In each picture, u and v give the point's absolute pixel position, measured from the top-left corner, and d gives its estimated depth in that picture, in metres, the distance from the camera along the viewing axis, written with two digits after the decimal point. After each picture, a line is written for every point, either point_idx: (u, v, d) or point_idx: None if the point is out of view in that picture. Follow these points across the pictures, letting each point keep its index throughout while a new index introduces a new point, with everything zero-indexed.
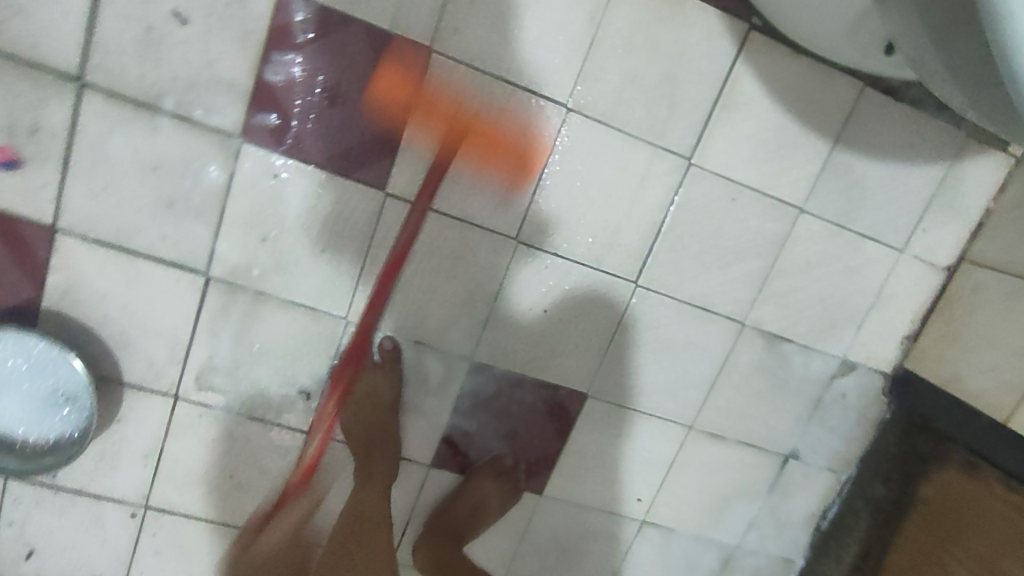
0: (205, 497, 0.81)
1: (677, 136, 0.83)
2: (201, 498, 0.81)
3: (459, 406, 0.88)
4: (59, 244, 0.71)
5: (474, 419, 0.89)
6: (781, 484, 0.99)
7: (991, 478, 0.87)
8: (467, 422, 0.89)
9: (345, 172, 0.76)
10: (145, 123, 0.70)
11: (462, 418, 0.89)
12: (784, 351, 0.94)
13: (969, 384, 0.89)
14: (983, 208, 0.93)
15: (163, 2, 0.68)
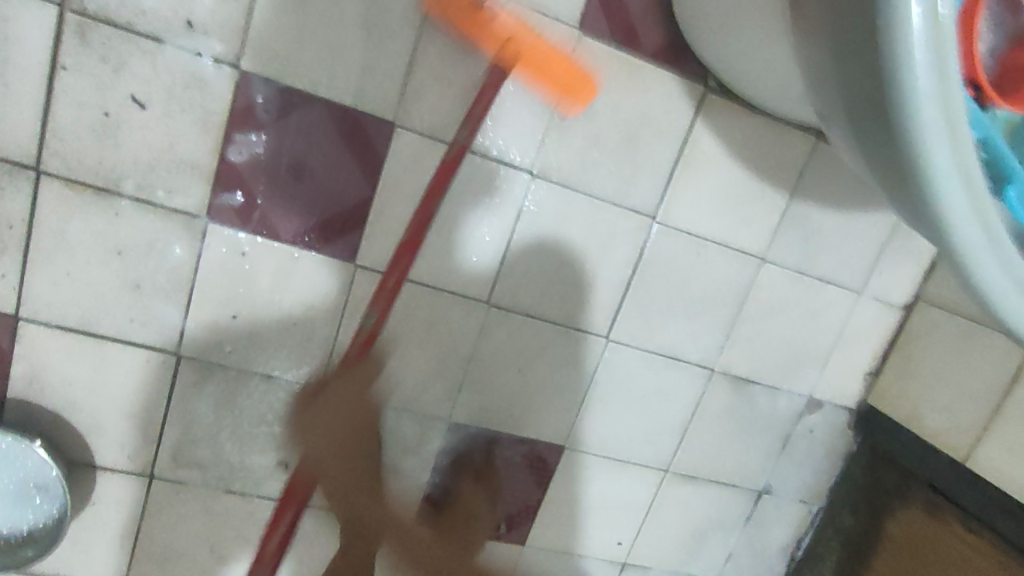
0: (192, 547, 0.87)
1: (641, 194, 0.84)
2: (188, 548, 0.87)
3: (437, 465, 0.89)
4: (22, 332, 0.75)
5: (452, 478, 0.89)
6: (755, 518, 1.03)
7: (952, 517, 0.90)
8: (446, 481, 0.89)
9: (311, 245, 0.78)
10: (106, 207, 0.73)
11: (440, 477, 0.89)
12: (754, 394, 0.96)
13: (927, 423, 0.93)
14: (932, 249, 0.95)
15: (120, 88, 0.70)
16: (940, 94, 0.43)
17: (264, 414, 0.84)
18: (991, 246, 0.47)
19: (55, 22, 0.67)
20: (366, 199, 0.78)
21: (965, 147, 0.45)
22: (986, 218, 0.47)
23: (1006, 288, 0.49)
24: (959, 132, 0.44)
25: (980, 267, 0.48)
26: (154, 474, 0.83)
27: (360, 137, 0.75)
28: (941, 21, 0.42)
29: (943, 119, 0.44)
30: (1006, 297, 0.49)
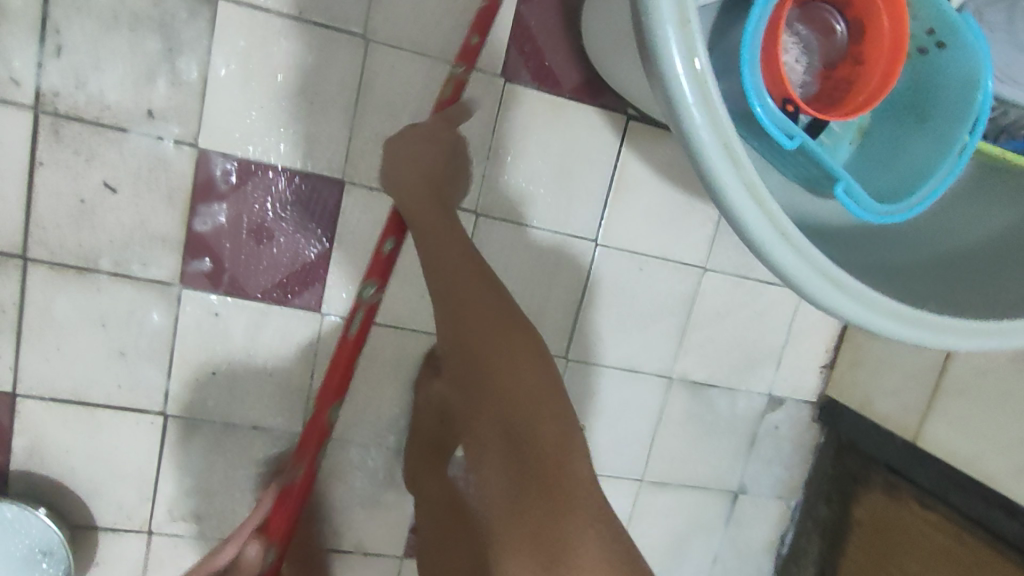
0: None
1: (580, 221, 0.91)
2: None
3: None
4: (20, 408, 0.82)
5: None
6: (734, 517, 1.07)
7: (909, 496, 0.93)
8: None
9: (278, 300, 0.85)
10: (88, 285, 0.80)
11: None
12: (715, 397, 1.02)
13: (877, 409, 0.97)
14: None
15: (92, 176, 0.77)
16: (713, 128, 0.47)
17: (251, 464, 0.89)
18: (795, 250, 0.51)
19: (30, 126, 0.75)
20: (325, 252, 0.84)
21: (745, 163, 0.48)
22: (788, 228, 0.50)
23: (825, 286, 0.52)
24: (736, 150, 0.48)
25: (790, 270, 0.51)
26: (153, 531, 0.88)
27: (313, 197, 0.83)
28: (695, 56, 0.46)
29: (717, 141, 0.47)
30: (826, 293, 0.52)
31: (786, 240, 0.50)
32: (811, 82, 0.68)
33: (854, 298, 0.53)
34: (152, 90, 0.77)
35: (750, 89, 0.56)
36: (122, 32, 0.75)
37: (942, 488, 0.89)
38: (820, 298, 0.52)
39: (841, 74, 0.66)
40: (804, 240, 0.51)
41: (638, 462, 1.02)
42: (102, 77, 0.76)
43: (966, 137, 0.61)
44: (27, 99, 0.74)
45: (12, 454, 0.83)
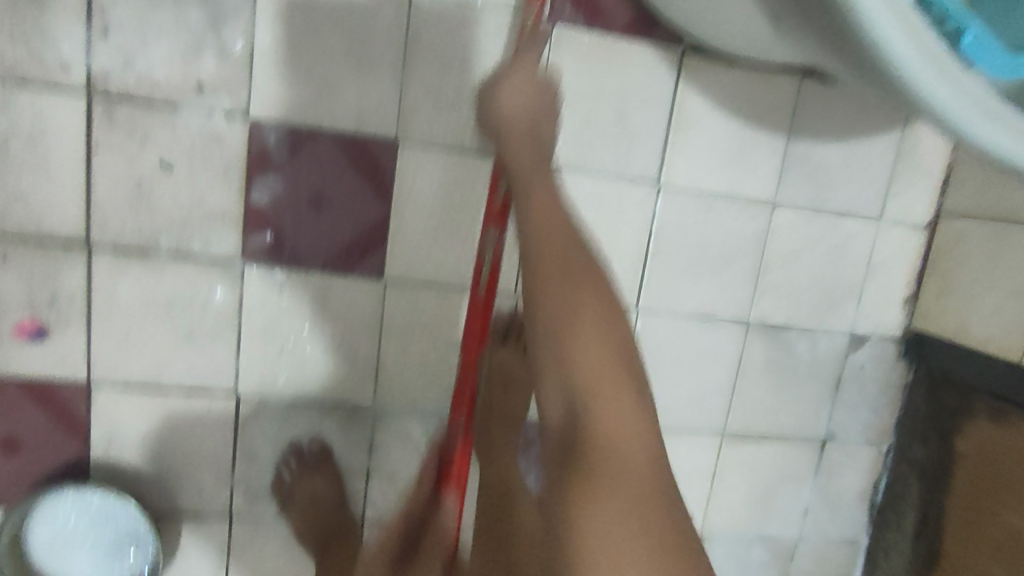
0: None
1: (641, 164, 0.87)
2: None
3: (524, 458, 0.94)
4: (96, 396, 0.82)
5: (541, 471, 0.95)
6: (824, 467, 1.03)
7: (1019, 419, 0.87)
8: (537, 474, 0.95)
9: (340, 269, 0.83)
10: (153, 268, 0.79)
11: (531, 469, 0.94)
12: (797, 339, 0.97)
13: (975, 332, 0.91)
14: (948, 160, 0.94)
15: (148, 157, 0.77)
16: None
17: (326, 439, 0.88)
18: (948, 79, 0.52)
19: (84, 109, 0.75)
20: (383, 216, 0.82)
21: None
22: (952, 67, 0.52)
23: (987, 127, 0.53)
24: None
25: (949, 108, 0.52)
26: (233, 515, 0.88)
27: (367, 160, 0.81)
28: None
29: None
30: (992, 137, 0.53)
31: (940, 71, 0.51)
32: None
33: (1002, 127, 0.53)
34: (199, 62, 0.75)
35: None
36: (165, 4, 0.74)
37: None
38: (975, 129, 0.53)
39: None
40: (959, 68, 0.52)
41: (719, 414, 0.98)
42: (148, 52, 0.74)
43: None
44: (78, 82, 0.74)
45: (91, 444, 0.83)
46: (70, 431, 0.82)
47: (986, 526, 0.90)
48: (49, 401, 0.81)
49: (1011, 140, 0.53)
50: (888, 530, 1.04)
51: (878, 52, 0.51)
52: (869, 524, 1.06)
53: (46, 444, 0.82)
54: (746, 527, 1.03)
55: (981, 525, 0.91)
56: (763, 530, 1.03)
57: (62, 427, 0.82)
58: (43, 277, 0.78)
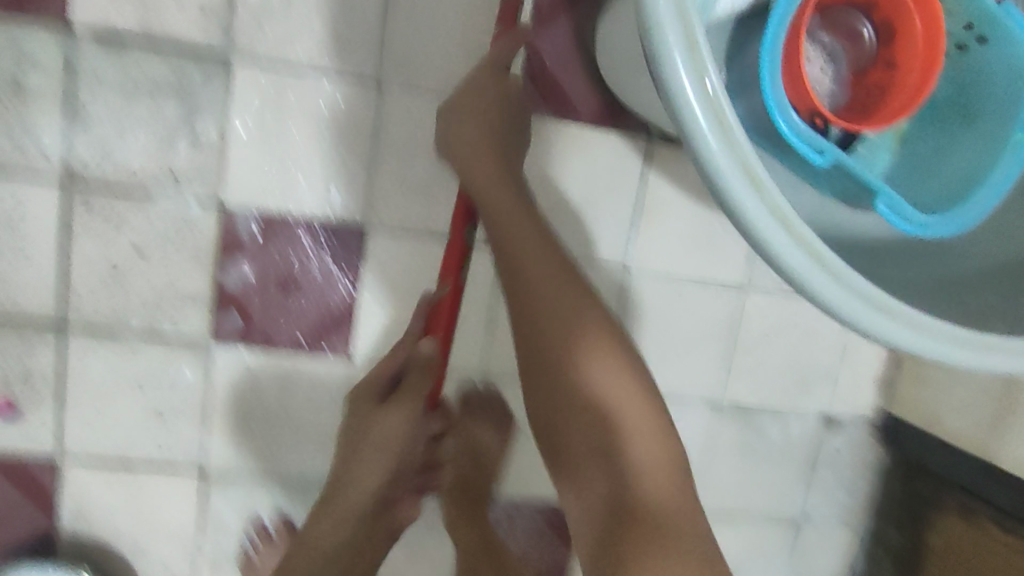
0: None
1: (610, 249, 0.88)
2: None
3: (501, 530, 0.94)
4: (65, 472, 0.83)
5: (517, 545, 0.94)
6: (799, 548, 1.01)
7: (987, 520, 0.88)
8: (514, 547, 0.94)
9: (309, 350, 0.84)
10: (125, 348, 0.81)
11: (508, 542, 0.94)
12: (768, 421, 0.96)
13: (947, 424, 0.90)
14: None
15: (122, 242, 0.78)
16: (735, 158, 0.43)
17: (293, 516, 0.88)
18: (830, 275, 0.47)
19: (61, 197, 0.77)
20: (352, 299, 0.84)
21: (768, 186, 0.45)
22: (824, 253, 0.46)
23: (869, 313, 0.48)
24: (759, 175, 0.44)
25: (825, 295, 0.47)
26: None
27: (337, 245, 0.82)
28: (705, 77, 0.43)
29: (740, 173, 0.44)
30: (875, 323, 0.48)
31: (822, 267, 0.46)
32: (839, 92, 0.65)
33: (888, 319, 0.49)
34: (174, 152, 0.77)
35: (773, 107, 0.54)
36: (143, 98, 0.76)
37: None
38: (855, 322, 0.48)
39: (873, 81, 0.63)
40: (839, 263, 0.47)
41: (692, 495, 0.97)
42: (126, 143, 0.77)
43: (1017, 132, 0.56)
44: (56, 171, 0.76)
45: (59, 518, 0.84)
46: (40, 505, 0.83)
47: None
48: (19, 475, 0.82)
49: (897, 333, 0.49)
50: None
51: (762, 247, 0.45)
52: None
53: (16, 518, 0.83)
54: None
55: None
56: None
57: (31, 501, 0.83)
58: (16, 356, 0.79)
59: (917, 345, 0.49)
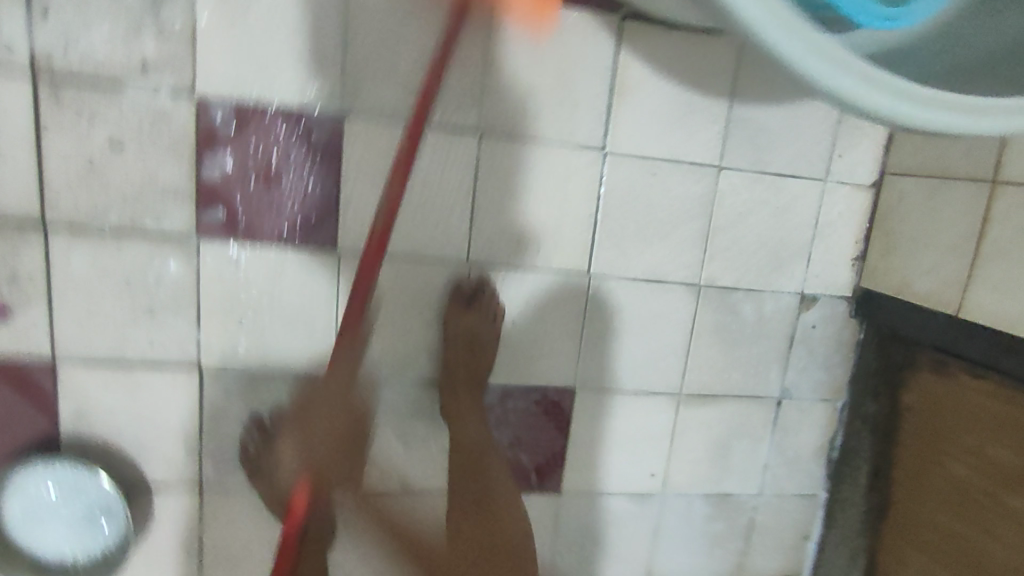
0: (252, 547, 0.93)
1: (586, 131, 0.90)
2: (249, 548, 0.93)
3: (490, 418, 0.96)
4: (61, 372, 0.84)
5: (507, 430, 0.97)
6: (781, 424, 1.06)
7: (957, 371, 0.88)
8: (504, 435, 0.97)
9: (294, 242, 0.85)
10: (110, 245, 0.81)
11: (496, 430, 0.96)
12: (747, 300, 1.00)
13: (915, 288, 0.93)
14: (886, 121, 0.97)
15: (99, 136, 0.79)
16: None
17: (286, 409, 0.90)
18: (786, 25, 0.49)
19: (32, 92, 0.76)
20: (333, 189, 0.85)
21: None
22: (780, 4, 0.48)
23: (825, 65, 0.50)
24: None
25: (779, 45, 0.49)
26: (202, 485, 0.90)
27: (313, 134, 0.83)
28: None
29: None
30: (833, 77, 0.51)
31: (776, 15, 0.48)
32: None
33: (842, 74, 0.51)
34: (143, 42, 0.77)
35: None
36: None
37: (990, 360, 0.83)
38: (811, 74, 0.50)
39: None
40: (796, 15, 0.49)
41: (675, 376, 1.01)
42: (94, 33, 0.76)
43: None
44: (26, 65, 0.76)
45: (59, 419, 0.85)
46: (39, 407, 0.85)
47: (932, 472, 0.93)
48: (15, 378, 0.83)
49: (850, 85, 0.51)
50: (844, 484, 1.07)
51: None
52: (826, 481, 1.09)
53: (15, 420, 0.84)
54: (706, 485, 1.06)
55: (930, 473, 0.94)
56: (723, 488, 1.06)
57: (30, 403, 0.84)
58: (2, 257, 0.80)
59: (872, 101, 0.52)
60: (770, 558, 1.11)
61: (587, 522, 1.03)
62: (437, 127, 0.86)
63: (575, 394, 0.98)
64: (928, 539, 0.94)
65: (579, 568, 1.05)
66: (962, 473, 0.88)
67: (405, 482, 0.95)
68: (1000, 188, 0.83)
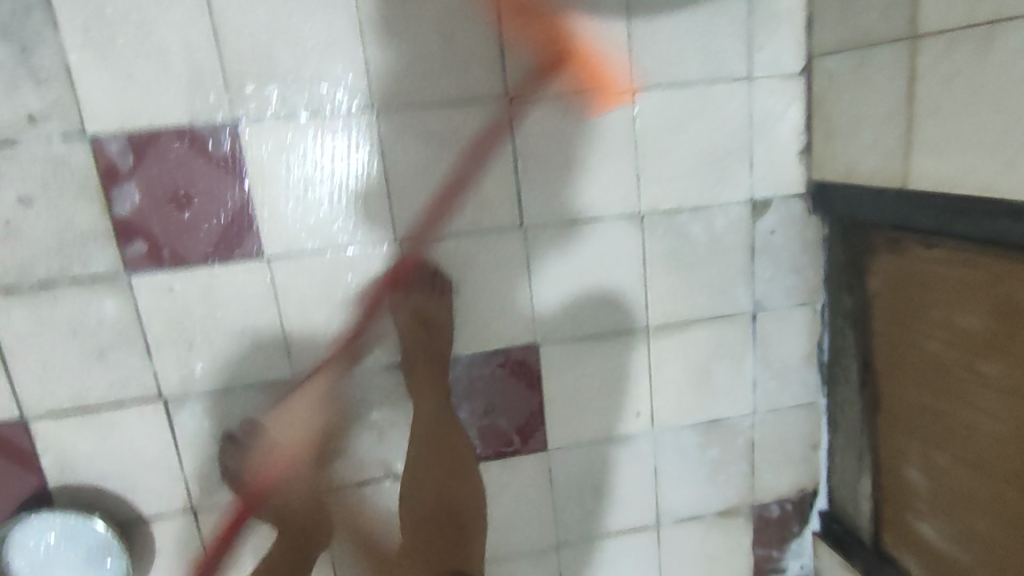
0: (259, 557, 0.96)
1: (486, 83, 0.87)
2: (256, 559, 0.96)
3: (457, 391, 0.96)
4: (34, 429, 0.87)
5: (478, 399, 0.97)
6: (761, 337, 1.03)
7: (914, 245, 0.84)
8: (478, 404, 0.97)
9: (221, 258, 0.86)
10: (45, 300, 0.83)
11: (466, 402, 0.96)
12: (695, 220, 0.96)
13: (863, 168, 0.88)
14: (803, 1, 0.92)
15: (7, 196, 0.80)
16: None
17: (256, 421, 0.91)
18: None
19: None
20: (246, 197, 0.85)
21: None
22: None
23: None
24: None
25: None
26: (196, 508, 0.93)
27: (212, 148, 0.83)
28: None
29: None
30: None
31: None
32: None
33: None
34: (23, 95, 0.78)
35: None
36: None
37: (944, 225, 0.77)
38: None
39: None
40: None
41: (638, 311, 0.98)
42: None
43: None
44: None
45: (45, 473, 0.89)
46: (23, 466, 0.88)
47: (907, 357, 0.88)
48: None
49: None
50: (840, 385, 1.04)
51: None
52: (822, 384, 1.06)
53: (4, 482, 0.88)
54: (696, 414, 1.04)
55: (905, 358, 0.88)
56: (714, 413, 1.04)
57: (14, 463, 0.88)
58: None
59: None
60: (779, 473, 1.09)
61: (583, 472, 1.03)
62: (333, 113, 0.84)
63: (539, 350, 0.97)
64: (916, 427, 0.88)
65: (584, 518, 1.05)
66: (936, 351, 0.82)
67: (389, 468, 0.96)
68: (922, 41, 0.76)
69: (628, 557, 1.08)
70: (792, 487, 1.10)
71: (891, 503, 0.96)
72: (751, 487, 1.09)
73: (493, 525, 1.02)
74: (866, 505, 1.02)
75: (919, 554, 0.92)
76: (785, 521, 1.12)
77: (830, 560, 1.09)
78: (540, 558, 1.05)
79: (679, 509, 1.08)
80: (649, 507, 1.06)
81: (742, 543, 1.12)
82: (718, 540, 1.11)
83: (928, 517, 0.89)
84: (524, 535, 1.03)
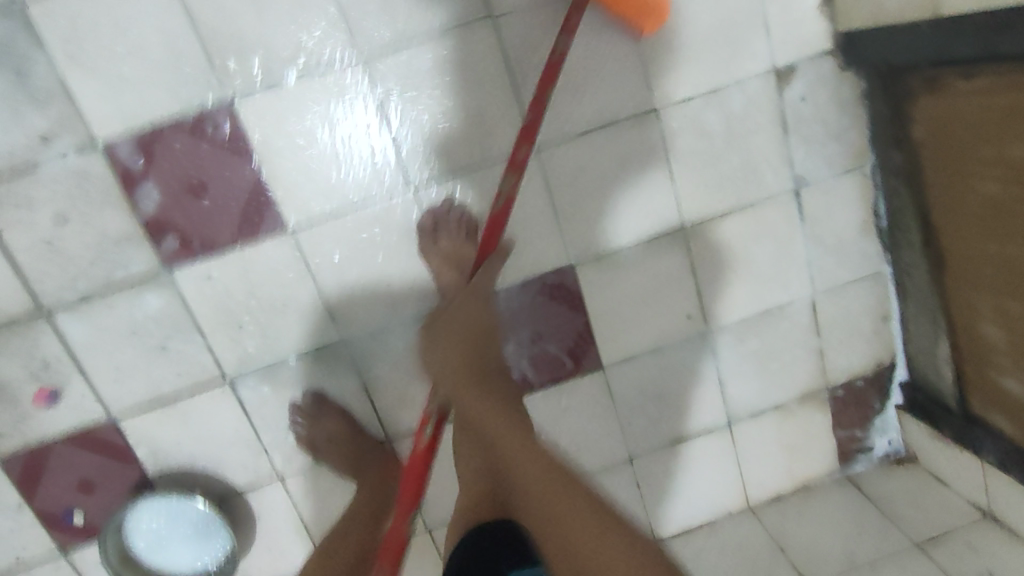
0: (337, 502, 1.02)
1: (467, 3, 0.84)
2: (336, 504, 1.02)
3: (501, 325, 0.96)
4: (123, 426, 0.94)
5: (524, 329, 0.96)
6: (808, 215, 0.97)
7: (953, 80, 0.77)
8: (525, 334, 0.96)
9: (248, 238, 0.88)
10: (104, 306, 0.88)
11: (512, 334, 0.96)
12: (715, 104, 0.90)
13: (892, 7, 0.81)
14: None
15: (43, 218, 0.84)
16: None
17: (317, 386, 0.95)
18: None
19: None
20: (257, 174, 0.85)
21: None
22: None
23: None
24: None
25: None
26: (281, 475, 0.99)
27: (213, 131, 0.83)
28: None
29: None
30: None
31: None
32: None
33: None
34: (30, 117, 0.81)
35: None
36: None
37: (987, 45, 0.70)
38: None
39: None
40: None
41: (670, 212, 0.94)
42: None
43: None
44: None
45: (142, 464, 0.96)
46: (121, 460, 0.95)
47: (966, 204, 0.82)
48: (91, 443, 0.94)
49: None
50: (904, 249, 0.97)
51: None
52: (884, 251, 1.00)
53: (109, 478, 0.96)
54: (750, 305, 1.00)
55: (963, 206, 0.82)
56: (770, 302, 1.00)
57: (113, 459, 0.95)
58: (28, 351, 0.89)
59: None
60: (850, 351, 1.05)
61: (644, 384, 1.02)
62: (324, 69, 0.83)
63: (575, 269, 0.95)
64: (986, 279, 0.82)
65: (652, 428, 1.05)
66: (994, 191, 0.76)
67: None
68: None
69: (704, 459, 1.08)
70: (865, 363, 1.06)
71: (972, 365, 0.91)
72: (821, 370, 1.05)
73: (563, 448, 1.03)
74: (947, 369, 0.97)
75: (1007, 412, 0.87)
76: (862, 398, 1.08)
77: (917, 431, 1.05)
78: (616, 472, 1.06)
79: (748, 403, 1.06)
80: (717, 408, 1.05)
81: (823, 427, 1.09)
82: (795, 428, 1.08)
83: (1011, 371, 0.83)
84: (596, 452, 1.04)
